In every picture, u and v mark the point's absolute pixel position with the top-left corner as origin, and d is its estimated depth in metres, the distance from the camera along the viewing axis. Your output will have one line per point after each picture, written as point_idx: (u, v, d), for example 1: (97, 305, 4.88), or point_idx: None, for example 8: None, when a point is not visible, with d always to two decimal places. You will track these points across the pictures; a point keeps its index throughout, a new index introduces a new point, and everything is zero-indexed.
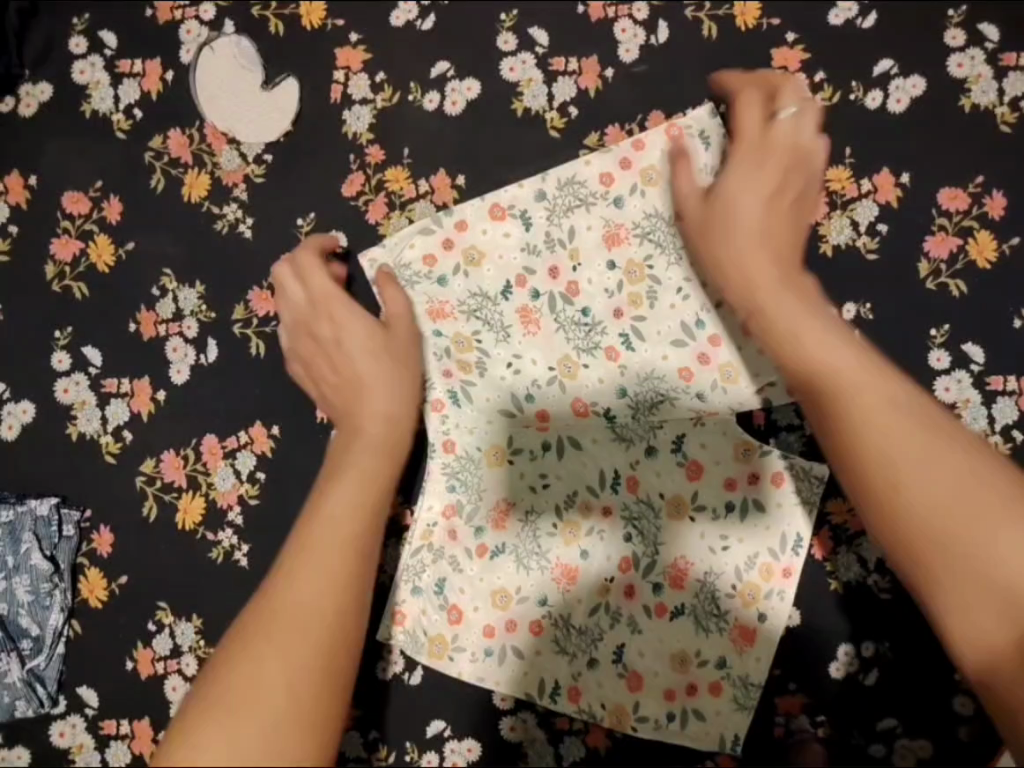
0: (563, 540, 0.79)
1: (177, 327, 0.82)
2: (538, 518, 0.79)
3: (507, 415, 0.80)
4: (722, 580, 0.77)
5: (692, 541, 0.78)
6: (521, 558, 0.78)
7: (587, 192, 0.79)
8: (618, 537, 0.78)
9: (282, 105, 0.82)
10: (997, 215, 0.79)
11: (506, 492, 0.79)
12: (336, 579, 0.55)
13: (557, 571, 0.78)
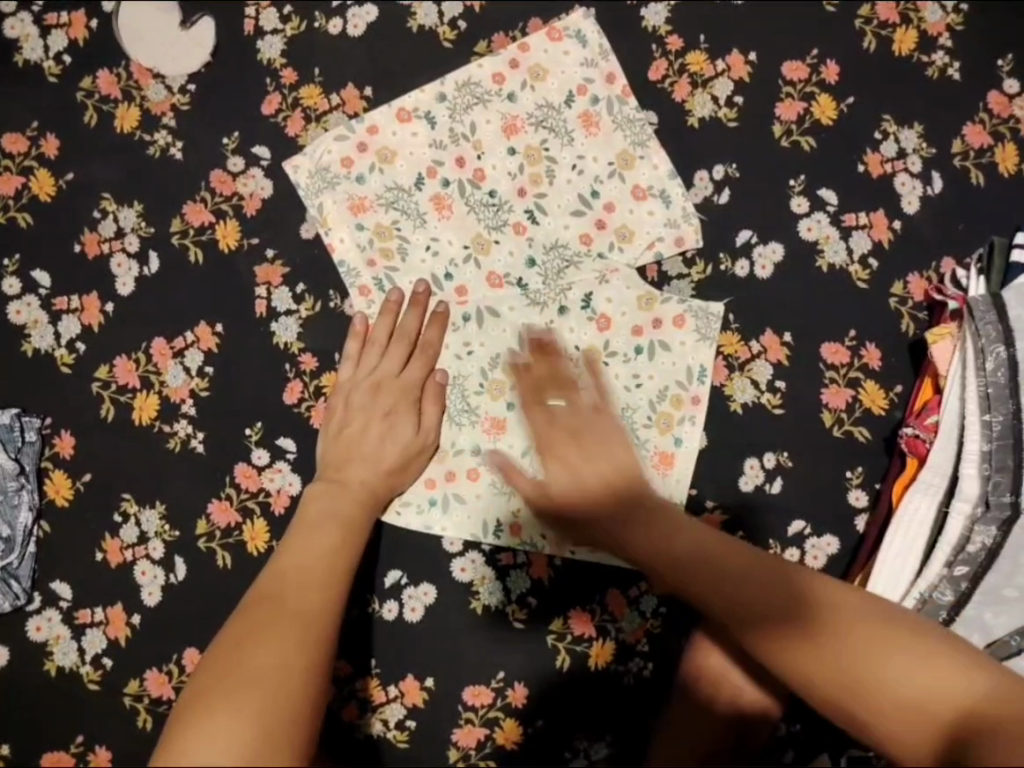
0: (490, 396, 0.87)
1: (120, 244, 0.89)
2: (466, 381, 0.87)
3: None
4: (639, 413, 0.87)
5: (609, 382, 0.87)
6: (452, 417, 0.87)
7: (482, 90, 0.91)
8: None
9: (201, 40, 0.91)
10: (833, 80, 0.91)
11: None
12: (349, 519, 0.77)
13: (486, 424, 0.87)
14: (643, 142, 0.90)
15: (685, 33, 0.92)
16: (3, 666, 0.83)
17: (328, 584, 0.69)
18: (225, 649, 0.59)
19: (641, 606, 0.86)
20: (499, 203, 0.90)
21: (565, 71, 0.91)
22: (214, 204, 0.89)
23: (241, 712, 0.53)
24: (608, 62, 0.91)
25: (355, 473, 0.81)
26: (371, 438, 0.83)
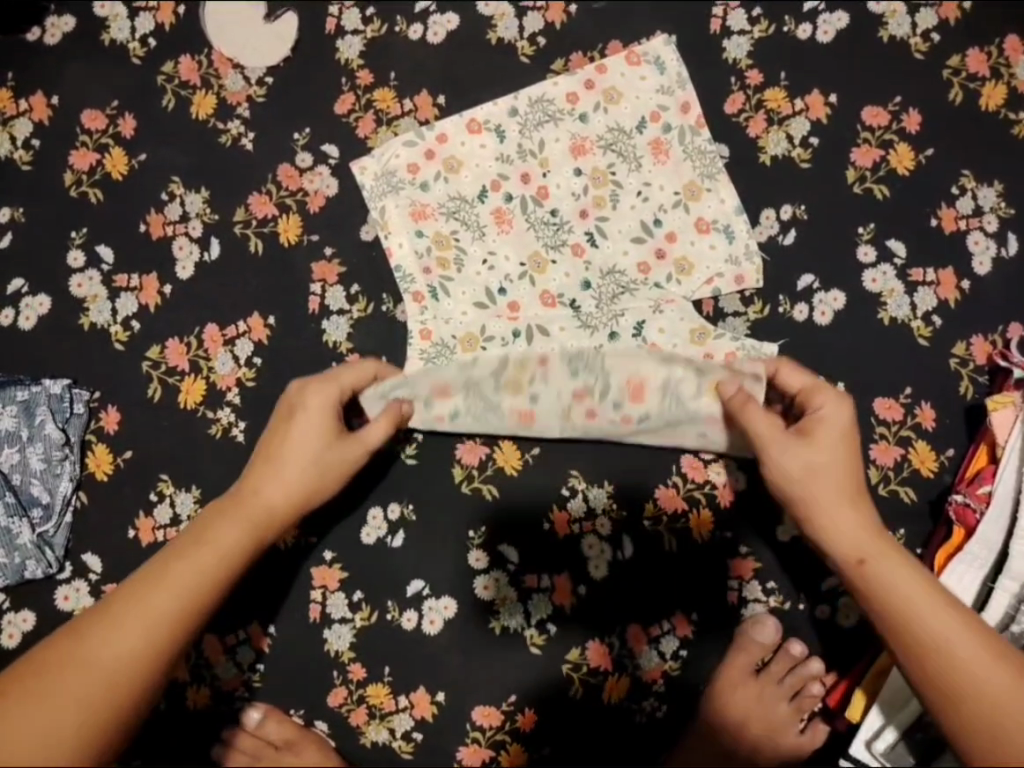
0: (520, 395, 0.83)
1: (184, 228, 0.90)
2: (482, 384, 0.83)
3: (480, 306, 0.87)
4: (682, 385, 0.81)
5: (643, 361, 0.82)
6: (476, 416, 0.84)
7: (555, 108, 0.90)
8: (565, 375, 0.82)
9: (283, 34, 0.92)
10: (914, 130, 0.89)
11: (441, 376, 0.83)
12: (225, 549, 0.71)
13: (514, 418, 0.83)
14: (712, 174, 0.89)
15: (767, 68, 0.91)
16: (28, 631, 0.84)
17: (118, 650, 0.66)
18: (123, 636, 0.66)
19: (661, 646, 0.85)
20: (560, 223, 0.89)
21: (640, 96, 0.90)
22: (279, 197, 0.90)
23: (60, 727, 0.62)
24: (684, 91, 0.90)
25: (255, 502, 0.73)
26: (290, 447, 0.75)
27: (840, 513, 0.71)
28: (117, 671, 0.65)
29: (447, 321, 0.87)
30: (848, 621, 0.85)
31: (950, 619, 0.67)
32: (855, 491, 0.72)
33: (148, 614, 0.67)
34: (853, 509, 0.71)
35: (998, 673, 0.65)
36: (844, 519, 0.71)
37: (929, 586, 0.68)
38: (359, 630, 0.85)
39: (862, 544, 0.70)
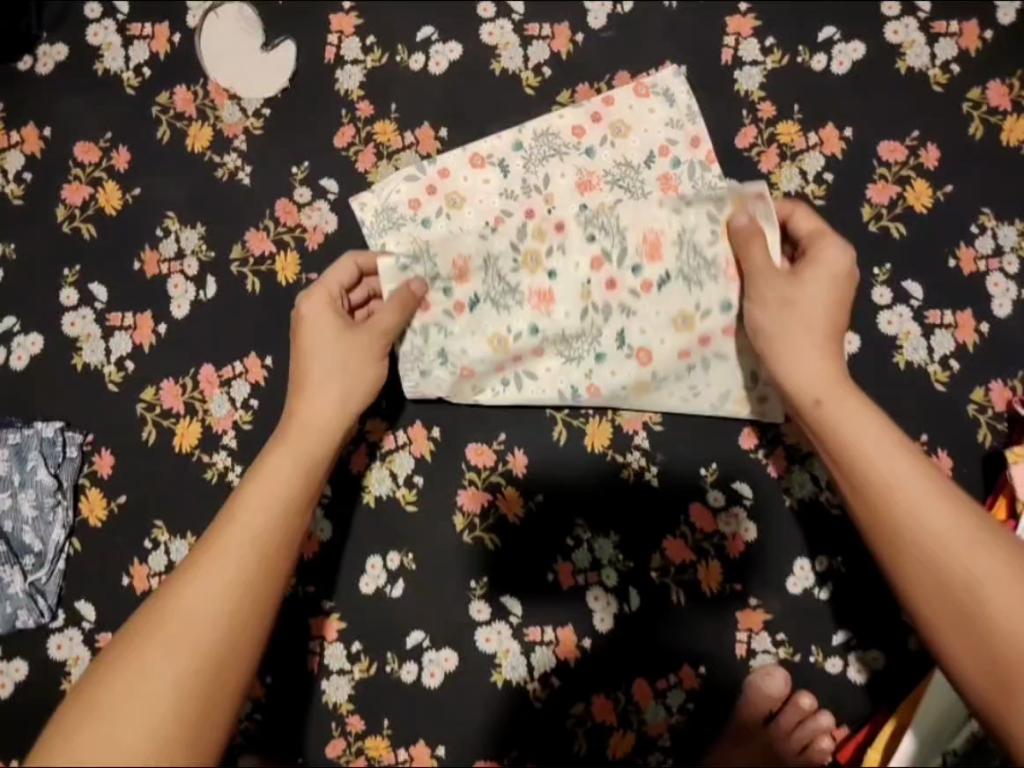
0: (532, 276, 0.82)
1: (179, 265, 0.88)
2: (499, 260, 0.82)
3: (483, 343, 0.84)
4: (698, 231, 0.79)
5: (653, 214, 0.81)
6: (495, 304, 0.82)
7: (560, 142, 0.87)
8: (582, 242, 0.82)
9: (281, 64, 0.90)
10: (932, 165, 0.86)
11: (460, 249, 0.81)
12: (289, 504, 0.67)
13: (533, 300, 0.82)
14: None
15: (780, 101, 0.88)
16: (22, 680, 0.83)
17: (212, 615, 0.59)
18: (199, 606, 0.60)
19: (668, 699, 0.83)
20: None
21: (649, 128, 0.86)
22: (276, 234, 0.88)
23: (146, 715, 0.53)
24: (694, 124, 0.86)
25: (306, 432, 0.72)
26: (323, 352, 0.75)
27: (809, 286, 0.73)
28: (212, 647, 0.58)
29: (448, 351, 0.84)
30: (859, 676, 0.83)
31: (920, 485, 0.64)
32: (844, 281, 0.73)
33: (221, 582, 0.61)
34: (819, 348, 0.72)
35: (973, 544, 0.61)
36: (803, 341, 0.72)
37: (922, 467, 0.65)
38: (358, 682, 0.83)
39: (821, 383, 0.71)
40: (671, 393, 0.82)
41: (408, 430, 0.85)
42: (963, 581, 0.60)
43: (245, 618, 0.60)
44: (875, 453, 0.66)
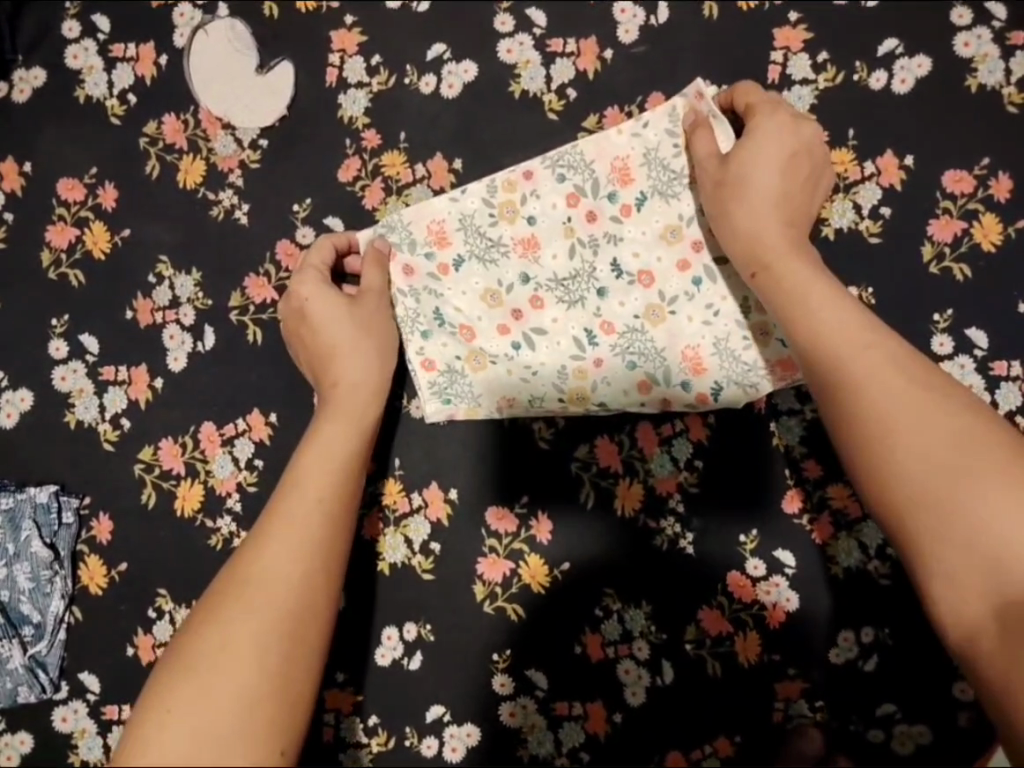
0: (506, 221, 0.78)
1: (174, 314, 0.81)
2: (476, 219, 0.77)
3: (494, 357, 0.77)
4: (663, 149, 0.77)
5: (615, 141, 0.77)
6: (481, 259, 0.78)
7: (560, 156, 0.77)
8: (553, 184, 0.77)
9: (277, 88, 0.81)
10: (1002, 197, 0.77)
11: (432, 215, 0.77)
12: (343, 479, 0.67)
13: (518, 248, 0.78)
14: None
15: (832, 125, 0.78)
16: (27, 753, 0.80)
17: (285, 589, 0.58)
18: (261, 576, 0.58)
19: None
20: (572, 274, 0.77)
21: (650, 127, 0.77)
22: (278, 279, 0.81)
23: (226, 689, 0.52)
24: (702, 104, 0.75)
25: (350, 397, 0.71)
26: (323, 325, 0.73)
27: (742, 154, 0.71)
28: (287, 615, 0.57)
29: (446, 347, 0.76)
30: (904, 750, 0.77)
31: (871, 374, 0.62)
32: (785, 155, 0.72)
33: (292, 552, 0.60)
34: (762, 172, 0.71)
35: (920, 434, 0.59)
36: (741, 197, 0.70)
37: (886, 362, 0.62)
38: (376, 755, 0.80)
39: (765, 254, 0.69)
40: (688, 317, 0.76)
41: (424, 492, 0.80)
42: (912, 490, 0.58)
43: (320, 589, 0.59)
44: (829, 341, 0.64)
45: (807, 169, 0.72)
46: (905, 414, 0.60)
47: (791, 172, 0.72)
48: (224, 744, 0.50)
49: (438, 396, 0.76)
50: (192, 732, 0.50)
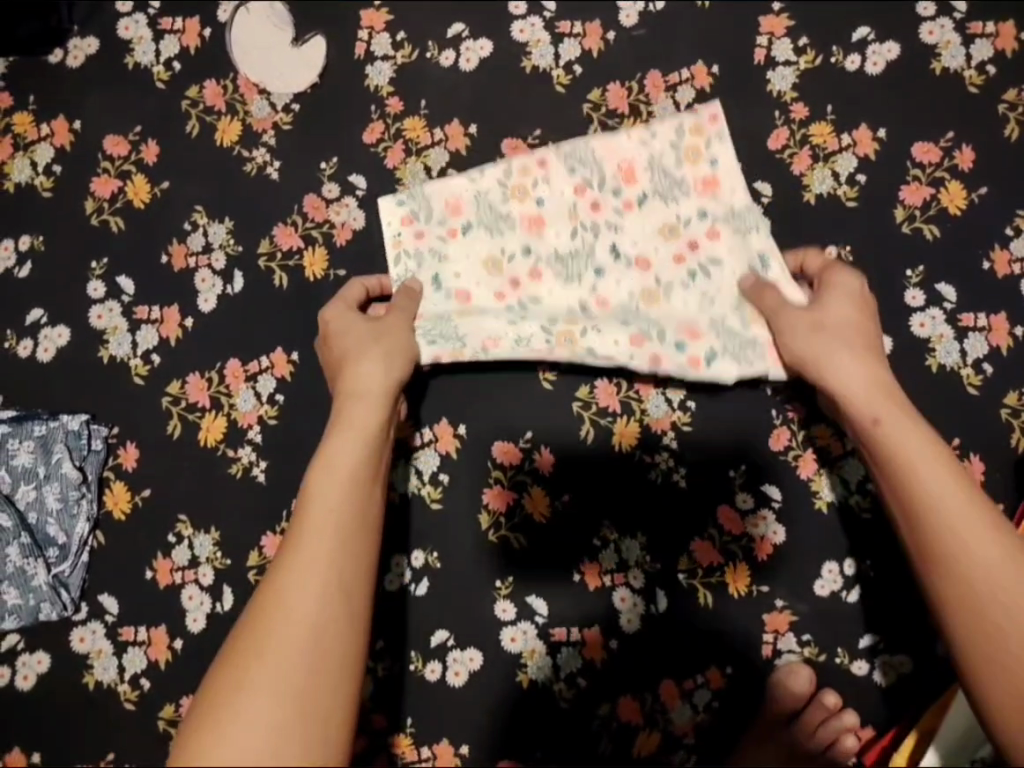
0: (516, 201, 0.84)
1: (206, 259, 0.88)
2: (489, 196, 0.84)
3: (485, 309, 0.82)
4: (666, 158, 0.83)
5: (623, 145, 0.84)
6: (489, 229, 0.84)
7: (570, 151, 0.84)
8: (564, 175, 0.84)
9: (310, 59, 0.89)
10: (966, 167, 0.85)
11: (451, 191, 0.84)
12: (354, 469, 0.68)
13: (525, 224, 0.84)
14: (750, 223, 0.82)
15: (813, 101, 0.87)
16: (44, 672, 0.83)
17: (304, 600, 0.59)
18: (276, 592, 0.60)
19: (694, 699, 0.82)
20: (572, 254, 0.83)
21: (657, 134, 0.84)
22: (305, 229, 0.87)
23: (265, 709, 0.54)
24: (707, 116, 0.83)
25: (356, 404, 0.73)
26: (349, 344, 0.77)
27: (821, 308, 0.77)
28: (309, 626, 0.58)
29: (440, 302, 0.82)
30: (886, 680, 0.81)
31: (959, 512, 0.66)
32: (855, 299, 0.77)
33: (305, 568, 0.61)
34: (846, 332, 0.76)
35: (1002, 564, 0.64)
36: (838, 352, 0.74)
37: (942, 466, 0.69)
38: (382, 679, 0.83)
39: (864, 414, 0.72)
40: (682, 300, 0.81)
41: (433, 426, 0.85)
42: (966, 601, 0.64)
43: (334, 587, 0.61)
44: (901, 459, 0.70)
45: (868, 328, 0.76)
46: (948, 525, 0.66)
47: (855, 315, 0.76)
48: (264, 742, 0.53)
49: (425, 336, 0.80)
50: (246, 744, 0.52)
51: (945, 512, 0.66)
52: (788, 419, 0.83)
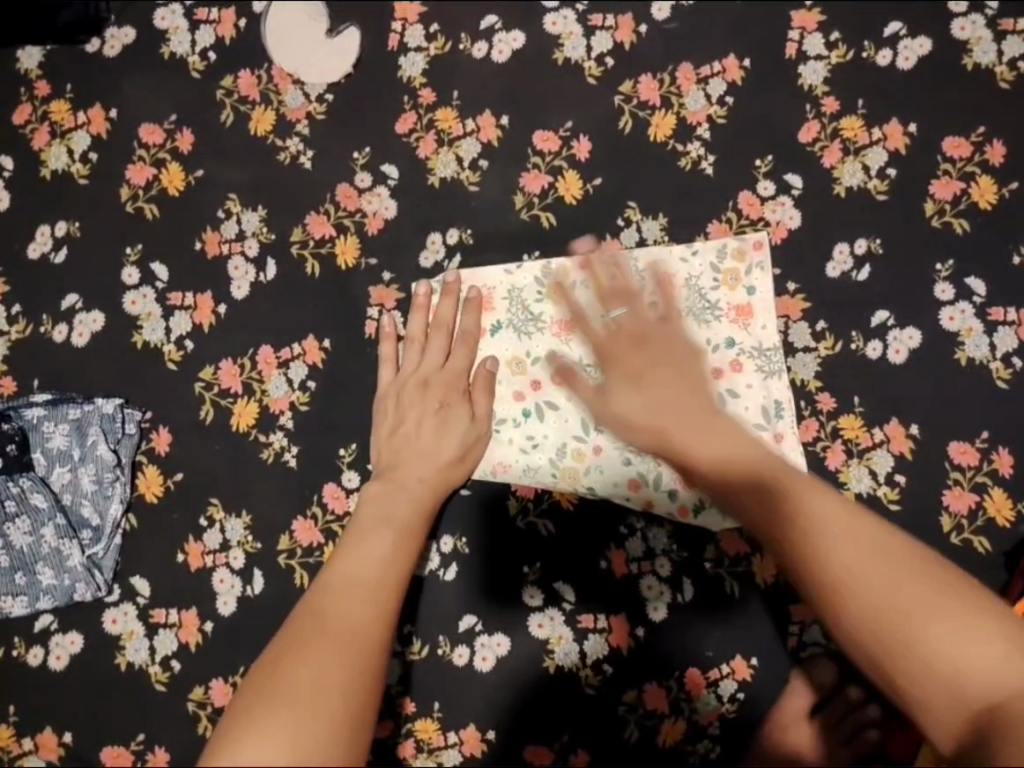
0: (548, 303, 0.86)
1: (240, 246, 0.88)
2: (522, 294, 0.86)
3: (500, 420, 0.85)
4: (704, 278, 0.85)
5: (665, 258, 0.85)
6: (516, 329, 0.86)
7: (608, 259, 0.86)
8: (600, 281, 0.85)
9: (344, 51, 0.90)
10: (997, 162, 0.85)
11: (485, 282, 0.86)
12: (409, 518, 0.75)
13: (552, 329, 0.85)
14: (773, 368, 0.83)
15: (843, 95, 0.87)
16: (76, 653, 0.84)
17: (347, 625, 0.63)
18: (299, 630, 0.62)
19: (720, 689, 0.82)
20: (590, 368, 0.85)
21: (696, 263, 0.85)
22: (336, 217, 0.88)
23: (297, 714, 0.54)
24: (756, 242, 0.85)
25: (416, 465, 0.80)
26: (421, 434, 0.81)
27: (656, 348, 0.79)
28: (333, 636, 0.61)
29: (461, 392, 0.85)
30: None
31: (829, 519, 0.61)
32: (670, 361, 0.78)
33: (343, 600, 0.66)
34: (664, 372, 0.77)
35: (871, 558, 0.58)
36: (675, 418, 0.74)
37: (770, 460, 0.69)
38: (410, 663, 0.85)
39: (663, 419, 0.75)
40: None
41: None
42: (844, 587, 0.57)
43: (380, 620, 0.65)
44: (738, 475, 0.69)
45: (680, 370, 0.78)
46: (803, 514, 0.63)
47: (660, 373, 0.77)
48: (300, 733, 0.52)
49: None
50: (272, 732, 0.52)
51: (832, 550, 0.59)
52: (818, 412, 0.84)
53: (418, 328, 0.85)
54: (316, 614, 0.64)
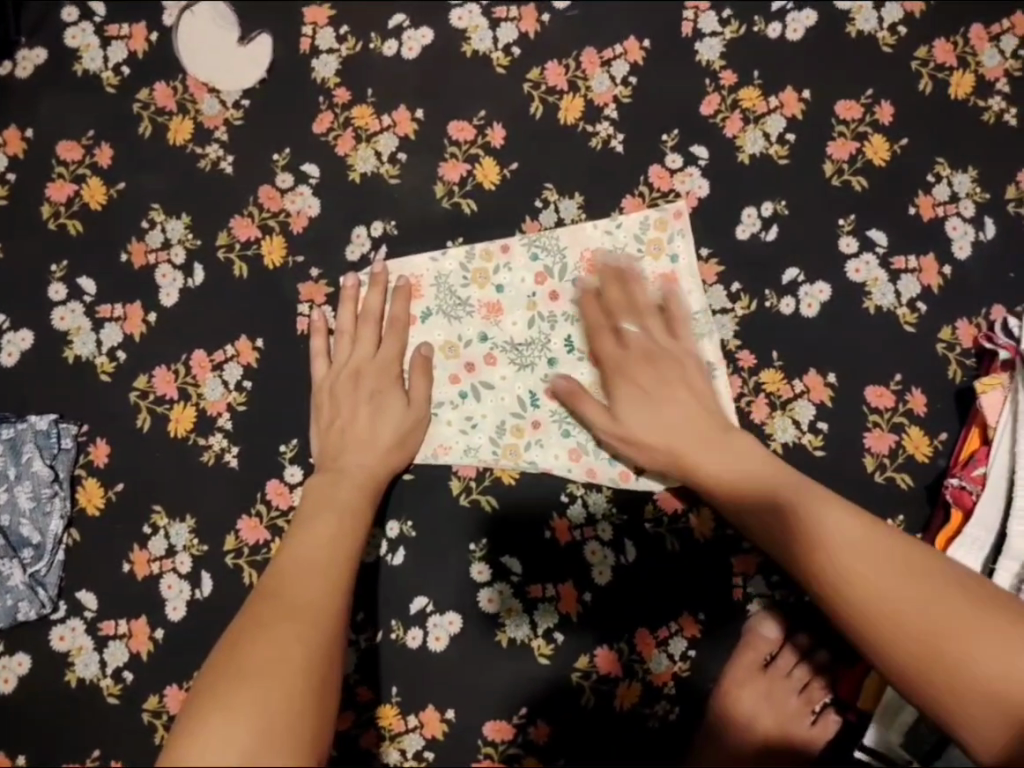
0: (477, 286, 0.88)
1: (166, 255, 0.89)
2: (450, 278, 0.88)
3: (438, 403, 0.87)
4: (628, 250, 0.88)
5: (589, 234, 0.88)
6: (448, 314, 0.88)
7: (535, 240, 0.89)
8: (526, 261, 0.88)
9: (257, 57, 0.92)
10: (887, 121, 0.90)
11: (413, 270, 0.88)
12: (355, 501, 0.78)
13: (482, 311, 0.88)
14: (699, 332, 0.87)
15: (740, 68, 0.91)
16: (25, 674, 0.83)
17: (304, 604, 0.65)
18: (258, 612, 0.64)
19: (670, 648, 0.84)
20: (524, 346, 0.87)
21: (620, 236, 0.88)
22: (261, 219, 0.90)
23: (263, 692, 0.55)
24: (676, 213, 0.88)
25: (353, 453, 0.81)
26: (358, 423, 0.82)
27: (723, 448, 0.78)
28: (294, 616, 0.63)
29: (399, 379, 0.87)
30: None
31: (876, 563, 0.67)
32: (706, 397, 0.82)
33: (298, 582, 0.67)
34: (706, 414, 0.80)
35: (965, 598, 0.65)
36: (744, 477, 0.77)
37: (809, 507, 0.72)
38: (366, 651, 0.85)
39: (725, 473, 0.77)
40: None
41: None
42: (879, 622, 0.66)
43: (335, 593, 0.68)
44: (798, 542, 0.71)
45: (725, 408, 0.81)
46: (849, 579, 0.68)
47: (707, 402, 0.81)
48: (269, 711, 0.54)
49: None
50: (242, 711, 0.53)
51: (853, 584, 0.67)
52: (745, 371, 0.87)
53: (349, 319, 0.86)
54: (273, 597, 0.66)
